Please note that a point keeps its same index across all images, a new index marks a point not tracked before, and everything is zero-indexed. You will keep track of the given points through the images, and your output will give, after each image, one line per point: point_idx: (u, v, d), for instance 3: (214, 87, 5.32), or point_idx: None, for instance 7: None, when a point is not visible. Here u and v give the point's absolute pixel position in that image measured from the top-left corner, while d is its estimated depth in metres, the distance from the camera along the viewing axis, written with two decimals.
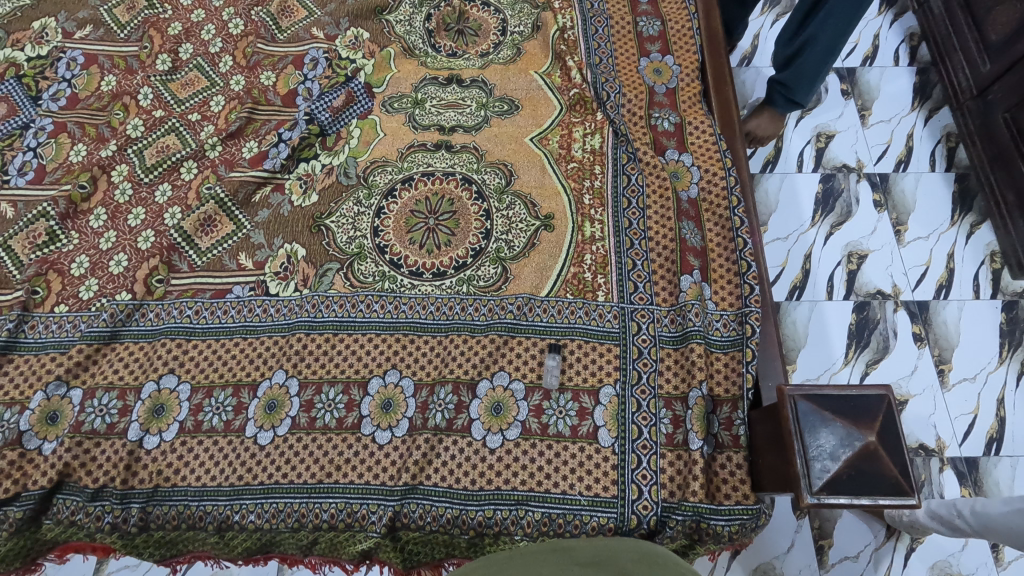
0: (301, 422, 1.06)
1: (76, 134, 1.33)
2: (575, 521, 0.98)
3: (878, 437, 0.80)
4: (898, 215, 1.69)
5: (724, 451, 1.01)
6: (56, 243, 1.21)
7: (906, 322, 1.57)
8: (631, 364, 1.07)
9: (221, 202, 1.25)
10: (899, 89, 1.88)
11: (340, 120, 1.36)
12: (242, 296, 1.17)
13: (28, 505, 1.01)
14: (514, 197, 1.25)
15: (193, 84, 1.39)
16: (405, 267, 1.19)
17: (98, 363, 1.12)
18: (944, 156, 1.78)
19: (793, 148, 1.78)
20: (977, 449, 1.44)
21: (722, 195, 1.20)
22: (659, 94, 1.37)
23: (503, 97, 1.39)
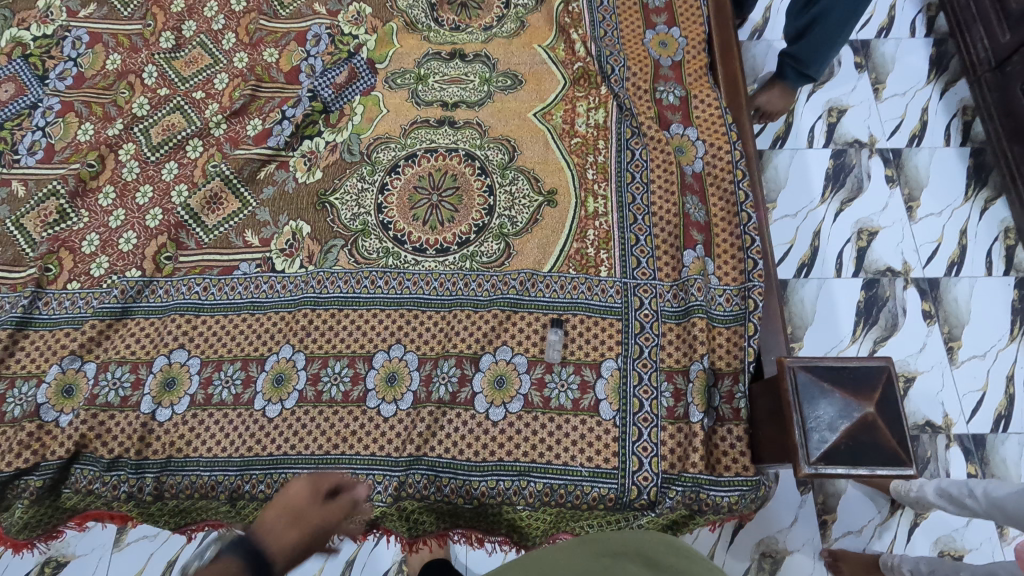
0: (309, 395, 1.08)
1: (83, 113, 1.34)
2: (576, 491, 1.00)
3: (877, 408, 0.81)
4: (910, 191, 1.67)
5: (724, 424, 1.02)
6: (67, 221, 1.24)
7: (916, 298, 1.55)
8: (632, 338, 1.07)
9: (227, 178, 1.26)
10: (914, 62, 1.83)
11: (343, 97, 1.35)
12: (249, 272, 1.19)
13: (48, 474, 1.05)
14: (518, 172, 1.25)
15: (197, 62, 1.39)
16: (408, 243, 1.19)
17: (111, 339, 1.14)
18: (960, 130, 1.74)
19: (804, 123, 1.75)
20: (985, 426, 1.44)
21: (727, 169, 1.19)
22: (665, 67, 1.35)
23: (507, 72, 1.38)
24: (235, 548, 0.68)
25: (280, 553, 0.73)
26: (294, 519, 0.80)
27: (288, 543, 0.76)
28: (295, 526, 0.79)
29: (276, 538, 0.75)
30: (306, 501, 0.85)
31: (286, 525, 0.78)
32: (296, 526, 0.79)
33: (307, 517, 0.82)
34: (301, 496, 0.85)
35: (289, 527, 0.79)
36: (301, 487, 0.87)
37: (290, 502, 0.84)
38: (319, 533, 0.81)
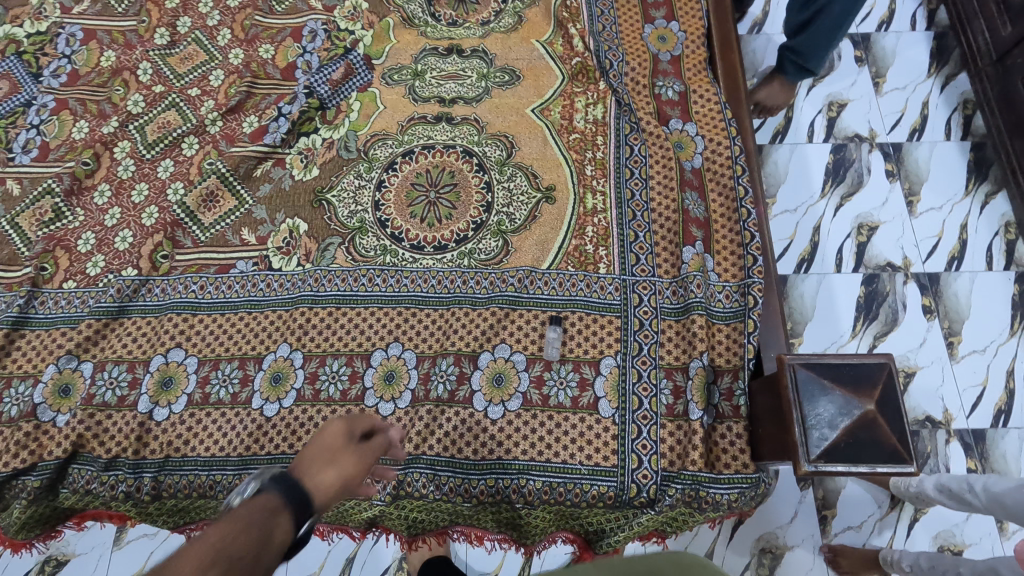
0: (306, 394, 1.08)
1: (78, 111, 1.33)
2: (575, 489, 0.99)
3: (877, 406, 0.80)
4: (910, 185, 1.66)
5: (724, 422, 1.02)
6: (62, 220, 1.23)
7: (916, 294, 1.55)
8: (631, 335, 1.07)
9: (223, 176, 1.25)
10: (915, 55, 1.82)
11: (340, 93, 1.34)
12: (246, 271, 1.18)
13: (46, 474, 1.05)
14: (516, 169, 1.24)
15: (192, 59, 1.38)
16: (406, 241, 1.19)
17: (108, 338, 1.14)
18: (960, 124, 1.73)
19: (803, 118, 1.74)
20: (985, 421, 1.44)
21: (726, 164, 1.18)
22: (664, 61, 1.34)
23: (504, 67, 1.37)
24: (273, 486, 0.63)
25: (320, 492, 0.66)
26: (331, 457, 0.72)
27: (328, 484, 0.68)
28: (332, 466, 0.71)
29: (314, 476, 0.68)
30: (341, 443, 0.76)
31: (323, 463, 0.70)
32: (332, 466, 0.71)
33: (345, 456, 0.74)
34: (335, 438, 0.76)
35: (324, 468, 0.70)
36: (336, 427, 0.78)
37: (326, 443, 0.75)
38: (357, 475, 0.73)
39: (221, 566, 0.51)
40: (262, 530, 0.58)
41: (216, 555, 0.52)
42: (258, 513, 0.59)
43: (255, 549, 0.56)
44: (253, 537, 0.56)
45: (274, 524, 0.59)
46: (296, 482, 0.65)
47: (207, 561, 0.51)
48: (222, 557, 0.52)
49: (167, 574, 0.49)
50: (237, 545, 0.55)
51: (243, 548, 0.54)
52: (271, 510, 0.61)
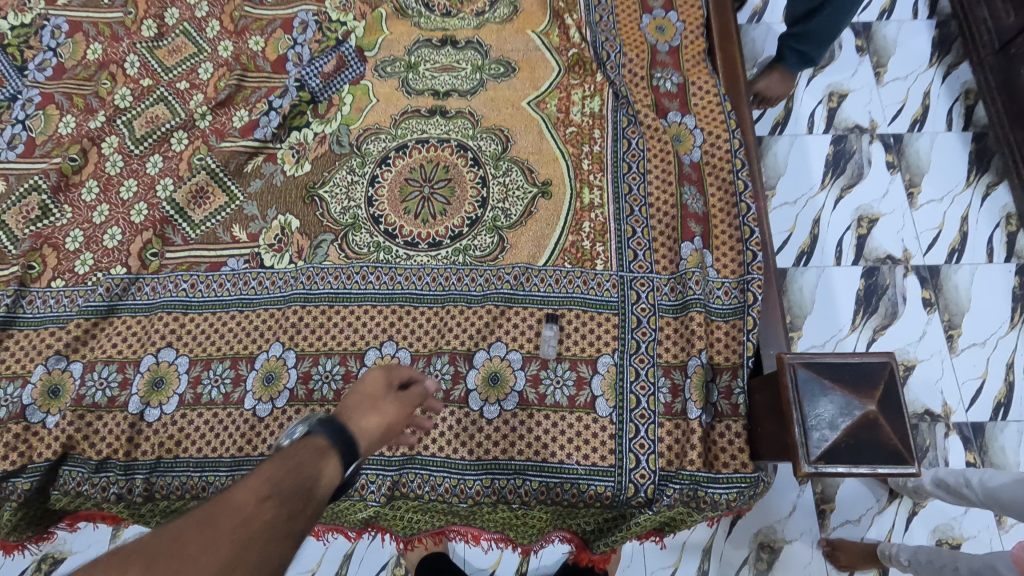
0: (300, 394, 1.07)
1: (64, 105, 1.30)
2: (573, 489, 0.98)
3: (879, 406, 0.79)
4: (911, 177, 1.64)
5: (723, 420, 1.00)
6: (50, 217, 1.21)
7: (916, 286, 1.53)
8: (629, 333, 1.05)
9: (213, 172, 1.23)
10: (916, 45, 1.79)
11: (332, 86, 1.31)
12: (237, 268, 1.16)
13: (35, 476, 1.03)
14: (511, 163, 1.22)
15: (180, 51, 1.34)
16: (400, 237, 1.17)
17: (97, 337, 1.12)
18: (962, 114, 1.70)
19: (803, 109, 1.71)
20: (984, 414, 1.43)
21: (726, 158, 1.16)
22: (662, 52, 1.32)
23: (500, 59, 1.34)
24: (321, 429, 0.67)
25: (364, 435, 0.70)
26: (375, 404, 0.76)
27: (372, 428, 0.72)
28: (374, 412, 0.74)
29: (358, 421, 0.71)
30: (382, 390, 0.79)
31: (366, 410, 0.74)
32: (375, 411, 0.74)
33: (386, 403, 0.78)
34: (376, 385, 0.80)
35: (367, 413, 0.74)
36: (375, 375, 0.82)
37: (369, 390, 0.79)
38: (397, 421, 0.77)
39: (273, 499, 0.55)
40: (311, 467, 0.62)
41: (269, 491, 0.56)
42: (306, 452, 0.63)
43: (306, 485, 0.60)
44: (305, 475, 0.60)
45: (323, 463, 0.63)
46: (341, 425, 0.68)
47: (261, 495, 0.55)
48: (274, 493, 0.56)
49: (230, 502, 0.54)
50: (287, 481, 0.58)
51: (293, 485, 0.58)
52: (320, 451, 0.64)
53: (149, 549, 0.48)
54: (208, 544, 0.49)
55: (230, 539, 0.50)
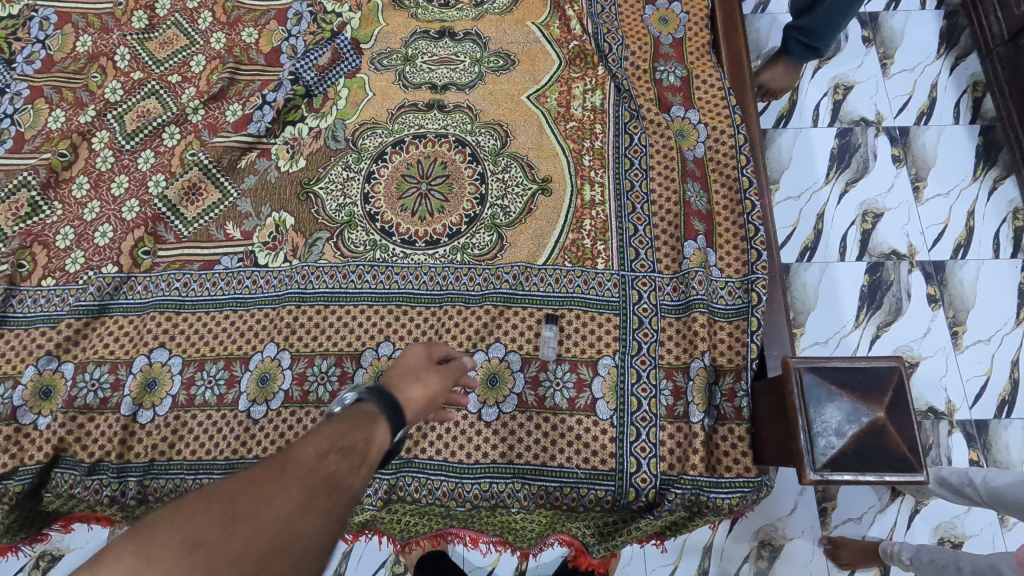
0: (295, 396, 1.05)
1: (53, 99, 1.27)
2: (573, 493, 0.97)
3: (887, 413, 0.77)
4: (916, 171, 1.61)
5: (725, 424, 0.98)
6: (40, 214, 1.18)
7: (921, 283, 1.51)
8: (631, 334, 1.03)
9: (205, 168, 1.20)
10: (924, 36, 1.76)
11: (327, 80, 1.28)
12: (231, 267, 1.14)
13: (27, 479, 1.02)
14: (510, 159, 1.19)
15: (171, 43, 1.31)
16: (397, 235, 1.14)
17: (89, 337, 1.10)
18: (970, 107, 1.67)
19: (808, 101, 1.68)
20: (988, 412, 1.41)
21: (730, 154, 1.13)
22: (665, 45, 1.29)
23: (499, 51, 1.30)
24: (372, 395, 0.67)
25: (411, 404, 0.70)
26: (419, 374, 0.77)
27: (417, 398, 0.72)
28: (419, 382, 0.75)
29: (403, 390, 0.72)
30: (424, 362, 0.81)
31: (410, 380, 0.75)
32: (418, 383, 0.75)
33: (429, 374, 0.79)
34: (418, 358, 0.81)
35: (412, 383, 0.74)
36: (416, 350, 0.84)
37: (411, 363, 0.80)
38: (440, 391, 0.78)
39: (332, 456, 0.57)
40: (367, 429, 0.62)
41: (328, 448, 0.57)
42: (358, 416, 0.64)
43: (362, 445, 0.60)
44: (360, 437, 0.61)
45: (373, 428, 0.63)
46: (390, 394, 0.68)
47: (321, 452, 0.56)
48: (332, 451, 0.57)
49: (294, 454, 0.56)
50: (345, 440, 0.60)
51: (348, 446, 0.59)
52: (373, 416, 0.64)
53: (230, 489, 0.51)
54: (279, 487, 0.52)
55: (299, 487, 0.52)
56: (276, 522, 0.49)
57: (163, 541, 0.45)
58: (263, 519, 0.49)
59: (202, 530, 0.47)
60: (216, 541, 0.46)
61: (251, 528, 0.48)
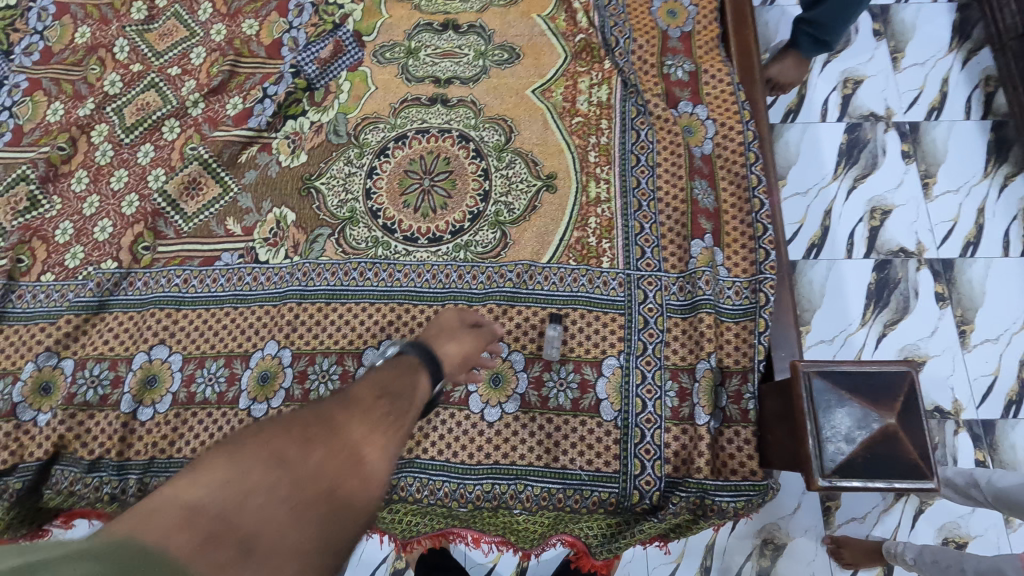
0: (295, 394, 1.04)
1: (52, 92, 1.25)
2: (576, 495, 0.96)
3: (898, 419, 0.75)
4: (926, 167, 1.58)
5: (732, 426, 0.97)
6: (38, 209, 1.17)
7: (929, 281, 1.49)
8: (636, 334, 1.01)
9: (205, 162, 1.18)
10: (935, 29, 1.72)
11: (328, 73, 1.26)
12: (231, 263, 1.12)
13: (27, 476, 1.01)
14: (515, 155, 1.17)
15: (171, 35, 1.29)
16: (399, 232, 1.13)
17: (88, 334, 1.09)
18: (981, 102, 1.64)
19: (817, 96, 1.65)
20: (995, 411, 1.40)
21: (738, 151, 1.11)
22: (673, 38, 1.25)
23: (503, 45, 1.28)
24: (412, 348, 0.75)
25: (447, 359, 0.79)
26: (453, 334, 0.84)
27: (452, 354, 0.80)
28: (453, 342, 0.82)
29: (441, 347, 0.79)
30: (456, 324, 0.87)
31: (446, 338, 0.82)
32: (453, 340, 0.82)
33: (463, 334, 0.85)
34: (451, 321, 0.88)
35: (446, 340, 0.82)
36: (449, 314, 0.90)
37: (446, 324, 0.87)
38: (473, 351, 0.85)
39: (385, 398, 0.64)
40: (411, 376, 0.70)
41: (381, 391, 0.64)
42: (402, 365, 0.72)
43: (408, 389, 0.68)
44: (406, 382, 0.69)
45: (416, 376, 0.71)
46: (429, 349, 0.76)
47: (376, 394, 0.63)
48: (385, 393, 0.64)
49: (351, 392, 0.63)
50: (394, 385, 0.67)
51: (397, 390, 0.66)
52: (414, 366, 0.73)
53: (301, 419, 0.57)
54: (345, 419, 0.58)
55: (362, 421, 0.58)
56: (346, 446, 0.55)
57: (252, 454, 0.51)
58: (337, 443, 0.55)
59: (284, 449, 0.52)
60: (296, 458, 0.52)
61: (325, 451, 0.53)
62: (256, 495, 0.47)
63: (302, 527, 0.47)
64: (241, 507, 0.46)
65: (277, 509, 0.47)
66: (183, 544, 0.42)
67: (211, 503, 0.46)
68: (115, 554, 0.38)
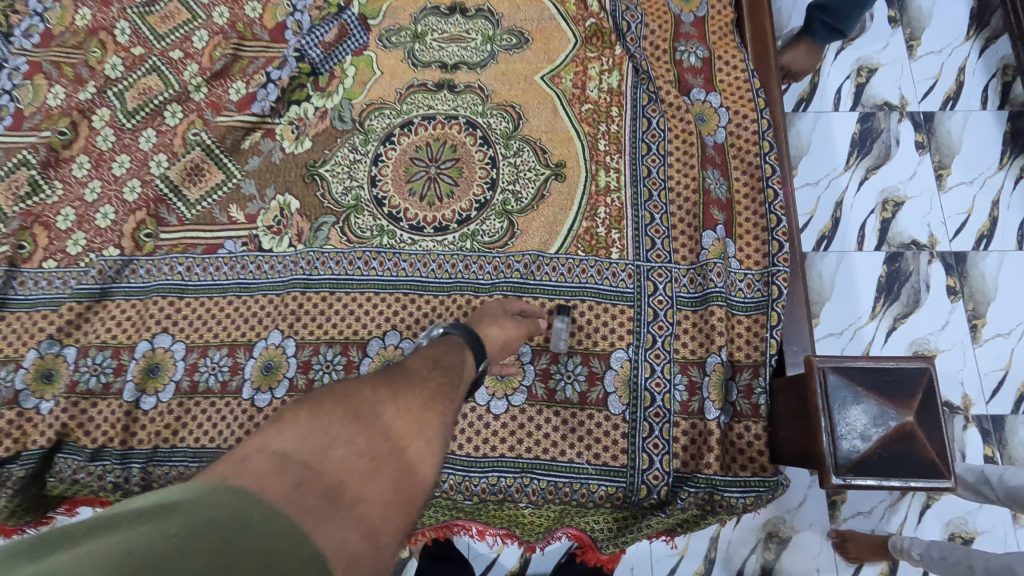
0: (299, 384, 1.02)
1: (52, 75, 1.23)
2: (582, 489, 0.95)
3: (916, 417, 0.73)
4: (941, 158, 1.55)
5: (742, 421, 0.95)
6: (40, 194, 1.15)
7: (941, 274, 1.46)
8: (645, 327, 1.00)
9: (208, 148, 1.17)
10: (953, 15, 1.67)
11: (333, 58, 1.23)
12: (235, 251, 1.11)
13: (30, 465, 1.00)
14: (523, 143, 1.15)
15: (173, 18, 1.25)
16: (404, 221, 1.11)
17: (91, 321, 1.08)
18: (998, 92, 1.60)
19: (830, 84, 1.61)
20: (1005, 407, 1.38)
21: (752, 140, 1.08)
22: (686, 23, 1.21)
23: (512, 29, 1.25)
24: (456, 330, 0.79)
25: (490, 340, 0.83)
26: (497, 320, 0.87)
27: (494, 338, 0.84)
28: (496, 326, 0.86)
29: (485, 330, 0.84)
30: (499, 311, 0.91)
31: (489, 323, 0.86)
32: (496, 325, 0.86)
33: (506, 320, 0.89)
34: (494, 308, 0.92)
35: (491, 325, 0.86)
36: (492, 303, 0.94)
37: (490, 311, 0.91)
38: (515, 337, 0.88)
39: (438, 370, 0.69)
40: (457, 354, 0.74)
41: (434, 363, 0.70)
42: (449, 343, 0.76)
43: (457, 364, 0.73)
44: (454, 356, 0.74)
45: (463, 354, 0.75)
46: (473, 331, 0.80)
47: (430, 365, 0.69)
48: (438, 365, 0.70)
49: (409, 363, 0.69)
50: (445, 360, 0.72)
51: (448, 363, 0.72)
52: (459, 346, 0.76)
53: (369, 383, 0.62)
54: (407, 386, 0.64)
55: (422, 389, 0.64)
56: (409, 410, 0.60)
57: (330, 412, 0.57)
58: (402, 407, 0.60)
59: (358, 408, 0.58)
60: (368, 416, 0.57)
61: (392, 413, 0.59)
62: (336, 447, 0.53)
63: (378, 480, 0.52)
64: (323, 458, 0.51)
65: (356, 461, 0.52)
66: (278, 489, 0.46)
67: (298, 453, 0.51)
68: (202, 506, 0.43)
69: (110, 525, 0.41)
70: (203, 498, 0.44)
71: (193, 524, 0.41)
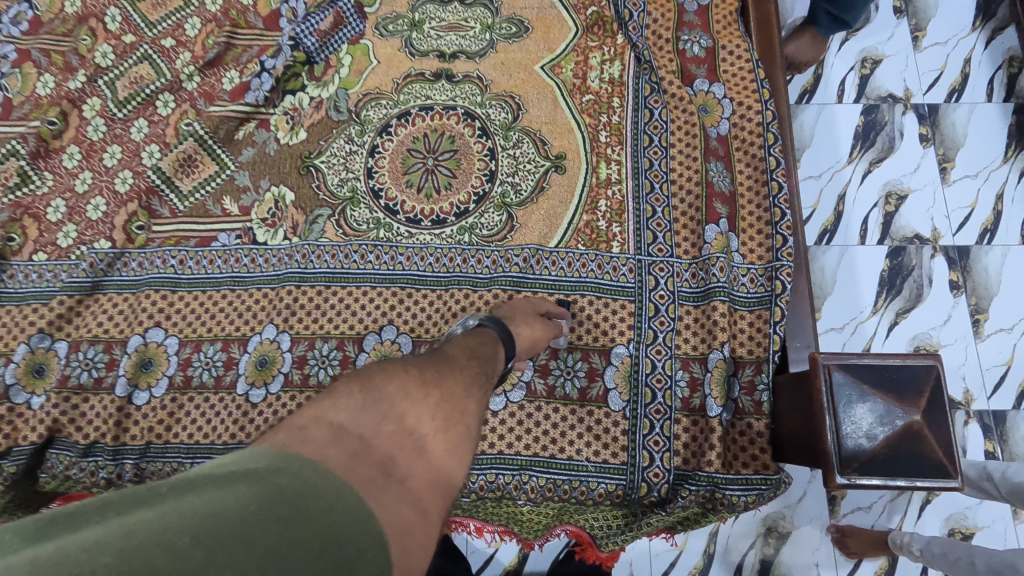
0: (295, 379, 1.01)
1: (41, 63, 1.19)
2: (581, 487, 0.94)
3: (923, 416, 0.71)
4: (945, 150, 1.53)
5: (744, 418, 0.94)
6: (29, 185, 1.12)
7: (944, 268, 1.44)
8: (645, 322, 0.98)
9: (201, 138, 1.14)
10: (960, 5, 1.64)
11: (329, 46, 1.20)
12: (228, 244, 1.09)
13: (21, 459, 0.98)
14: (522, 134, 1.13)
15: (164, 4, 1.22)
16: (401, 213, 1.09)
17: (82, 315, 1.06)
18: (1004, 84, 1.58)
19: (834, 75, 1.59)
20: (1006, 402, 1.36)
21: (756, 132, 1.06)
22: (690, 12, 1.18)
23: (511, 18, 1.22)
24: (491, 323, 0.77)
25: (521, 338, 0.80)
26: (528, 319, 0.85)
27: (524, 338, 0.81)
28: (527, 326, 0.83)
29: (517, 329, 0.81)
30: (529, 310, 0.89)
31: (521, 322, 0.83)
32: (526, 325, 0.83)
33: (536, 320, 0.86)
34: (524, 307, 0.90)
35: (524, 322, 0.83)
36: (522, 301, 0.92)
37: (522, 308, 0.89)
38: (543, 337, 0.85)
39: (476, 360, 0.67)
40: (490, 347, 0.71)
41: (472, 353, 0.68)
42: (484, 334, 0.74)
43: (491, 356, 0.70)
44: (489, 347, 0.72)
45: (498, 348, 0.73)
46: (505, 326, 0.78)
47: (469, 355, 0.67)
48: (476, 355, 0.68)
49: (447, 350, 0.66)
50: (481, 351, 0.70)
51: (486, 355, 0.69)
52: (494, 340, 0.74)
53: (417, 363, 0.60)
54: (448, 370, 0.61)
55: (462, 377, 0.61)
56: (452, 395, 0.58)
57: (380, 388, 0.55)
58: (446, 391, 0.57)
59: (405, 386, 0.55)
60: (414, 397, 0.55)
61: (435, 394, 0.56)
62: (387, 422, 0.52)
63: (424, 459, 0.51)
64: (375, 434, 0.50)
65: (404, 439, 0.51)
66: (336, 459, 0.46)
67: (353, 426, 0.50)
68: (271, 475, 0.42)
69: (191, 486, 0.41)
70: (276, 467, 0.43)
71: (267, 495, 0.40)
